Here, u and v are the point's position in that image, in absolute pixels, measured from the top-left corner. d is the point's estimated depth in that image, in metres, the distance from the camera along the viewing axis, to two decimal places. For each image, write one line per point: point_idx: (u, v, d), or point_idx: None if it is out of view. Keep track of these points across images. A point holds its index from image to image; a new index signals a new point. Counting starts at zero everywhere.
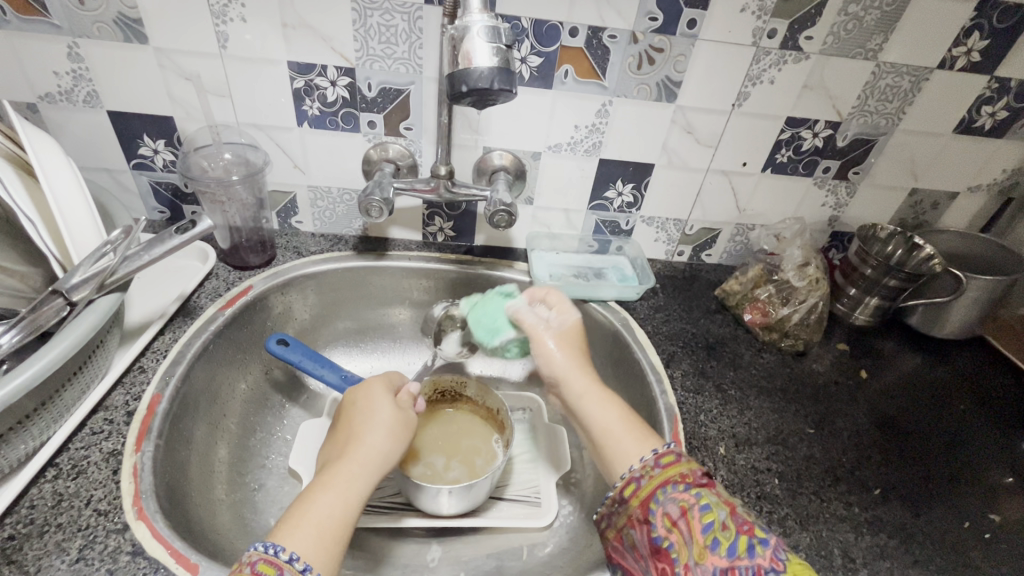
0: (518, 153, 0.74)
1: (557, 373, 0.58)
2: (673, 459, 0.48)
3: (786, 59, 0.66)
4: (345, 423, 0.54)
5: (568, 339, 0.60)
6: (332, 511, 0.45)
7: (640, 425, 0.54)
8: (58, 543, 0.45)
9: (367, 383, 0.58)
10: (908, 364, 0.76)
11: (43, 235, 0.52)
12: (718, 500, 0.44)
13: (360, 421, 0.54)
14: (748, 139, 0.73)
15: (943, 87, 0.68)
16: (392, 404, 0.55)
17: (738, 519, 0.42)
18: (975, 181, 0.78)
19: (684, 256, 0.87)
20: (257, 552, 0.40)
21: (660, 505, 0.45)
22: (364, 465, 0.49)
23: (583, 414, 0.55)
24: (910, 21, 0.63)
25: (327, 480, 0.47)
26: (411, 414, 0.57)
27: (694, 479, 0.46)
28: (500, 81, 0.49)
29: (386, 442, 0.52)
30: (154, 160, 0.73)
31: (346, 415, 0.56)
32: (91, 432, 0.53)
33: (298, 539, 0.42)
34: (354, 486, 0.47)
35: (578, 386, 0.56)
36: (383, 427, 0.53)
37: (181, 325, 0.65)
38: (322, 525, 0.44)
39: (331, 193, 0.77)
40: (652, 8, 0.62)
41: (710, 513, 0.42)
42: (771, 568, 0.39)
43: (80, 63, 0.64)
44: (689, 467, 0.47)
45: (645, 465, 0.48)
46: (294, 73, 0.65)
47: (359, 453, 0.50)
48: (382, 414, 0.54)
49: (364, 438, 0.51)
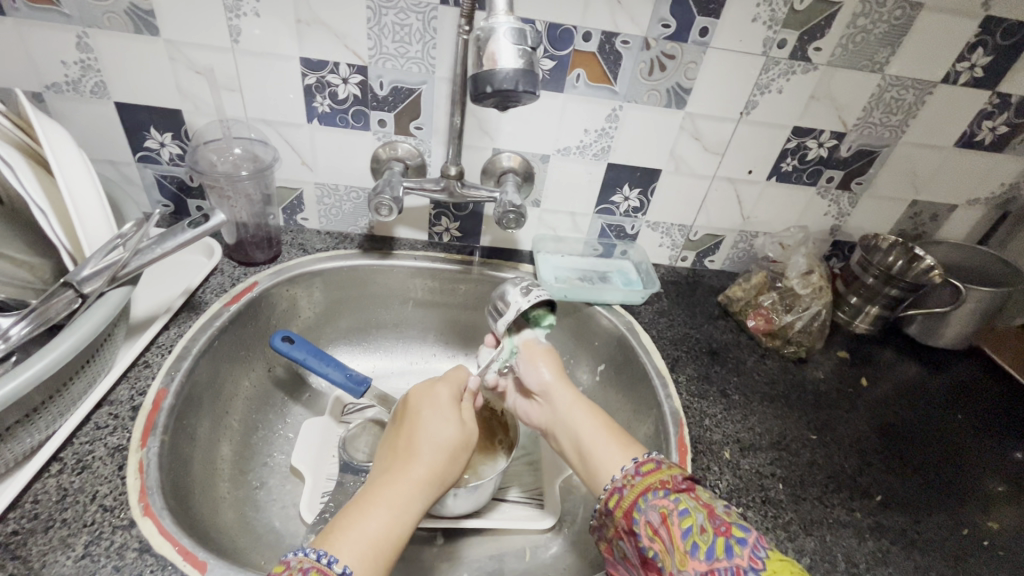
0: (526, 156, 0.74)
1: (543, 386, 0.59)
2: (652, 467, 0.47)
3: (795, 69, 0.67)
4: (406, 430, 0.54)
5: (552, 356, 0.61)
6: (384, 529, 0.44)
7: (624, 435, 0.54)
8: (63, 539, 0.44)
9: (435, 391, 0.57)
10: (906, 372, 0.77)
11: (54, 227, 0.51)
12: (696, 504, 0.43)
13: (421, 433, 0.53)
14: (754, 148, 0.74)
15: (944, 101, 0.70)
16: (455, 421, 0.54)
17: (715, 521, 0.41)
18: (973, 194, 0.79)
19: (687, 262, 0.88)
20: (308, 559, 0.39)
21: (642, 514, 0.44)
22: (422, 484, 0.48)
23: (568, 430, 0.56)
24: (917, 35, 0.65)
25: (384, 494, 0.47)
26: (474, 429, 0.56)
27: (674, 485, 0.45)
28: (524, 83, 0.49)
29: (443, 457, 0.51)
30: (160, 153, 0.72)
31: (406, 423, 0.55)
32: (96, 426, 0.52)
33: (353, 551, 0.42)
34: (407, 506, 0.47)
35: (564, 397, 0.57)
36: (444, 446, 0.52)
37: (187, 320, 0.64)
38: (375, 543, 0.43)
39: (338, 191, 0.77)
40: (665, 15, 0.63)
41: (688, 518, 0.42)
42: (750, 568, 0.38)
43: (90, 54, 0.63)
44: (669, 473, 0.46)
45: (626, 475, 0.47)
46: (306, 69, 0.65)
47: (418, 470, 0.49)
48: (444, 432, 0.53)
49: (426, 451, 0.51)
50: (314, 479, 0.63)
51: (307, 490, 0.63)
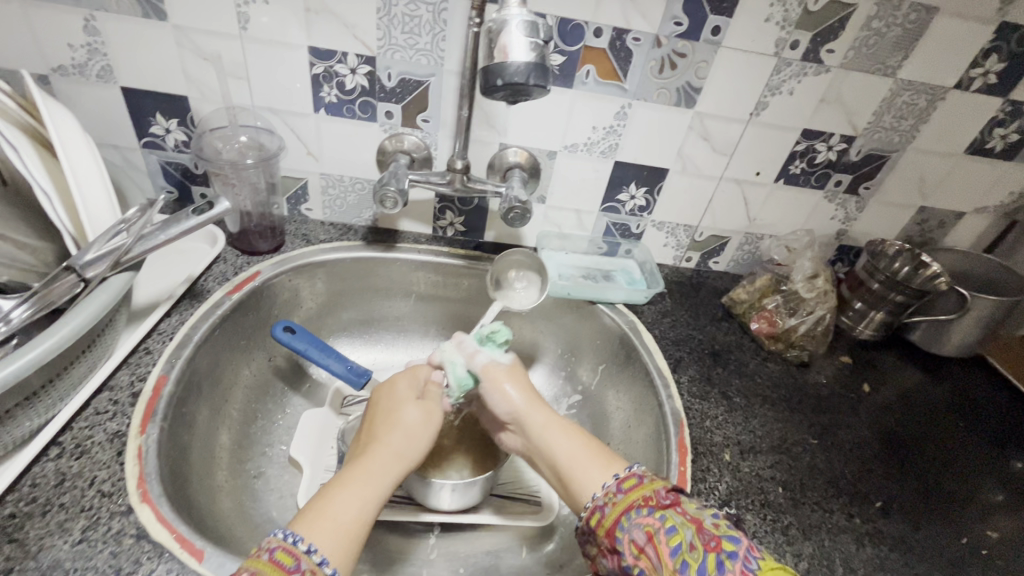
0: (533, 151, 0.73)
1: (512, 411, 0.56)
2: (635, 482, 0.46)
3: (807, 71, 0.66)
4: (371, 422, 0.54)
5: (515, 376, 0.59)
6: (351, 509, 0.44)
7: (605, 450, 0.51)
8: (60, 523, 0.44)
9: (393, 383, 0.58)
10: (908, 379, 0.76)
11: (58, 210, 0.51)
12: (683, 519, 0.41)
13: (383, 422, 0.53)
14: (762, 150, 0.73)
15: (956, 107, 0.69)
16: (416, 405, 0.54)
17: (705, 536, 0.39)
18: (981, 203, 0.79)
19: (692, 262, 0.87)
20: (275, 539, 0.39)
21: (626, 533, 0.42)
22: (387, 464, 0.49)
23: (542, 451, 0.53)
24: (931, 40, 0.64)
25: (347, 479, 0.46)
26: (440, 417, 0.56)
27: (658, 501, 0.43)
28: (535, 76, 0.49)
29: (408, 439, 0.52)
30: (165, 140, 0.72)
31: (371, 415, 0.55)
32: (96, 412, 0.52)
33: (322, 531, 0.41)
34: (374, 485, 0.47)
35: (535, 421, 0.55)
36: (407, 428, 0.52)
37: (188, 307, 0.64)
38: (343, 523, 0.43)
39: (342, 181, 0.76)
40: (677, 13, 0.62)
41: (676, 535, 0.40)
42: None
43: (96, 37, 0.63)
44: (652, 488, 0.44)
45: (607, 492, 0.46)
46: (314, 59, 0.65)
47: (381, 453, 0.49)
48: (407, 416, 0.53)
49: (390, 438, 0.51)
50: (311, 470, 0.63)
51: (303, 481, 0.63)
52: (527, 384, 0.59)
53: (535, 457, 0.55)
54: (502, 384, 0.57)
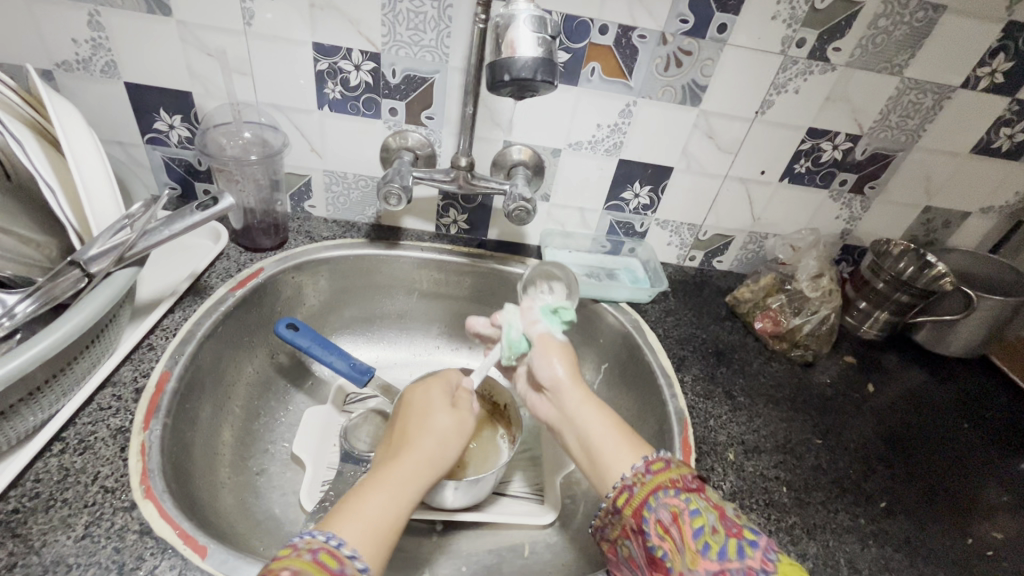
0: (537, 149, 0.73)
1: (554, 381, 0.55)
2: (663, 465, 0.45)
3: (813, 69, 0.66)
4: (402, 426, 0.54)
5: (563, 351, 0.57)
6: (384, 511, 0.44)
7: (637, 434, 0.50)
8: (64, 518, 0.44)
9: (424, 387, 0.58)
10: (912, 379, 0.76)
11: (62, 204, 0.51)
12: (707, 504, 0.42)
13: (415, 424, 0.53)
14: (766, 149, 0.73)
15: (962, 107, 0.69)
16: (448, 411, 0.54)
17: (727, 523, 0.40)
18: (986, 203, 0.78)
19: (695, 261, 0.87)
20: (316, 541, 0.39)
21: (651, 513, 0.42)
22: (419, 467, 0.49)
23: (576, 425, 0.52)
24: (938, 38, 0.64)
25: (380, 481, 0.46)
26: (471, 423, 0.56)
27: (684, 484, 0.43)
28: (542, 72, 0.48)
29: (441, 443, 0.51)
30: (169, 136, 0.72)
31: (402, 419, 0.55)
32: (99, 408, 0.52)
33: (355, 530, 0.41)
34: (406, 488, 0.47)
35: (575, 396, 0.53)
36: (439, 432, 0.52)
37: (191, 304, 0.64)
38: (375, 524, 0.43)
39: (346, 178, 0.76)
40: (683, 10, 0.62)
41: (700, 517, 0.40)
42: (762, 570, 0.37)
43: (100, 32, 0.62)
44: (679, 472, 0.44)
45: (637, 472, 0.45)
46: (318, 55, 0.65)
47: (413, 455, 0.49)
48: (440, 420, 0.53)
49: (422, 441, 0.51)
50: (314, 467, 0.63)
51: (306, 478, 0.62)
52: (573, 358, 0.57)
53: (566, 431, 0.53)
54: (551, 356, 0.56)
